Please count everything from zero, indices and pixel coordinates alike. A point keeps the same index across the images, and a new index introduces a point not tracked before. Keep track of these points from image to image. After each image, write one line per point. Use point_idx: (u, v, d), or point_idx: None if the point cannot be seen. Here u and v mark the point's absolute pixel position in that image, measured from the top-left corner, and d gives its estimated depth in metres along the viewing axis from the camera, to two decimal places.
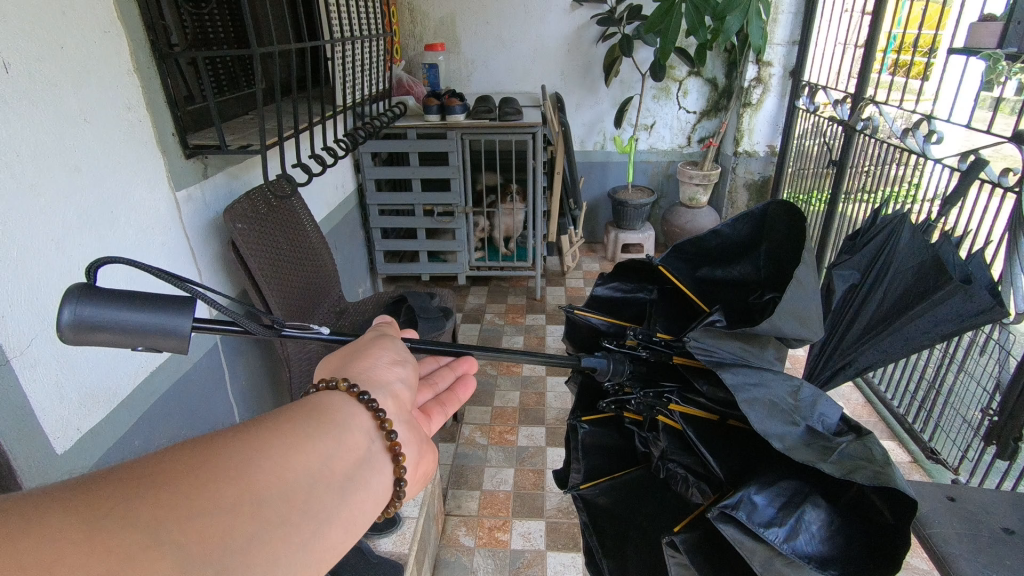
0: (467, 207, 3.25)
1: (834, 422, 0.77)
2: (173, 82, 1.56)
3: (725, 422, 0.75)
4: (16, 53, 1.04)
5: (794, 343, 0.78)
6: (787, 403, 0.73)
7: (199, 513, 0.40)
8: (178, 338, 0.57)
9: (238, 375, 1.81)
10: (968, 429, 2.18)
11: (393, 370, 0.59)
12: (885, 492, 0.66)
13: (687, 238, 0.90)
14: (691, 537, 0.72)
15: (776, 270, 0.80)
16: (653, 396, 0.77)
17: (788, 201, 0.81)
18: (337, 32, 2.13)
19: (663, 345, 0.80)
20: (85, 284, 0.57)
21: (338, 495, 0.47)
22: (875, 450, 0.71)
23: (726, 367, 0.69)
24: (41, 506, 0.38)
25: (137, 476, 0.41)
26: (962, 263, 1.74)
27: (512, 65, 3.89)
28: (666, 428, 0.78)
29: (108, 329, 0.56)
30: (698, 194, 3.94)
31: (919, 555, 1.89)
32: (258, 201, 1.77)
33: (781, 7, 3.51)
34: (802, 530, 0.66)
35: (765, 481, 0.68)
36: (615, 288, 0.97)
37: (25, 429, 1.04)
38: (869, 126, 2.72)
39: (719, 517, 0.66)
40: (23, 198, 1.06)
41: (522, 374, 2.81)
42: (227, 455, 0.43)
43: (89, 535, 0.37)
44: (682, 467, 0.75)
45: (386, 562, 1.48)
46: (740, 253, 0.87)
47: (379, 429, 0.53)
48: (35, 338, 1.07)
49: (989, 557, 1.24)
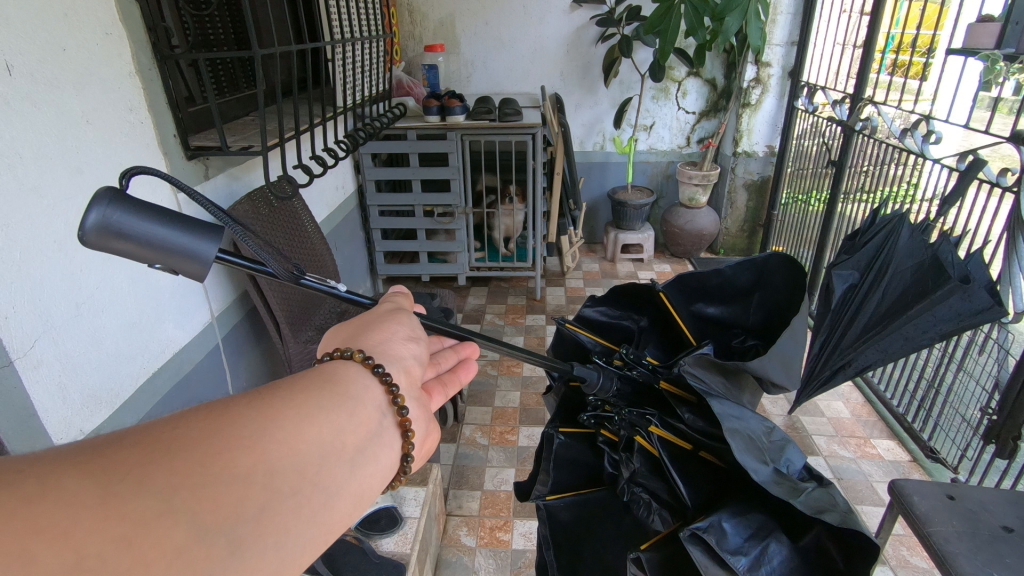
0: (467, 207, 3.26)
1: (798, 469, 0.77)
2: (175, 83, 1.56)
3: (698, 453, 0.75)
4: (18, 54, 1.05)
5: (769, 389, 0.79)
6: (762, 439, 0.73)
7: (212, 480, 0.38)
8: (200, 264, 0.54)
9: (240, 375, 1.82)
10: (968, 429, 2.18)
11: (408, 346, 0.59)
12: (839, 536, 0.66)
13: (691, 270, 0.88)
14: (655, 556, 0.73)
15: (767, 325, 0.86)
16: (635, 414, 0.79)
17: (794, 259, 0.84)
18: (337, 33, 2.14)
19: (649, 368, 0.81)
20: (114, 188, 0.53)
21: (349, 467, 0.46)
22: (837, 500, 0.73)
23: (714, 398, 0.68)
24: (50, 471, 0.36)
25: (148, 442, 0.39)
26: (960, 262, 1.70)
27: (511, 66, 3.89)
28: (642, 452, 0.77)
29: (130, 239, 0.52)
30: (698, 194, 3.94)
31: (919, 554, 1.90)
32: (259, 202, 1.78)
33: (779, 7, 3.52)
34: (764, 564, 0.66)
35: (734, 510, 0.69)
36: (603, 312, 0.94)
37: (30, 428, 1.05)
38: (868, 126, 2.74)
39: (689, 538, 0.66)
40: (26, 199, 1.06)
41: (522, 375, 2.81)
42: (239, 424, 0.42)
43: (102, 500, 0.35)
44: (647, 491, 0.77)
45: (388, 562, 1.48)
46: (734, 295, 0.89)
47: (390, 405, 0.53)
48: (38, 340, 1.07)
49: (989, 556, 1.24)
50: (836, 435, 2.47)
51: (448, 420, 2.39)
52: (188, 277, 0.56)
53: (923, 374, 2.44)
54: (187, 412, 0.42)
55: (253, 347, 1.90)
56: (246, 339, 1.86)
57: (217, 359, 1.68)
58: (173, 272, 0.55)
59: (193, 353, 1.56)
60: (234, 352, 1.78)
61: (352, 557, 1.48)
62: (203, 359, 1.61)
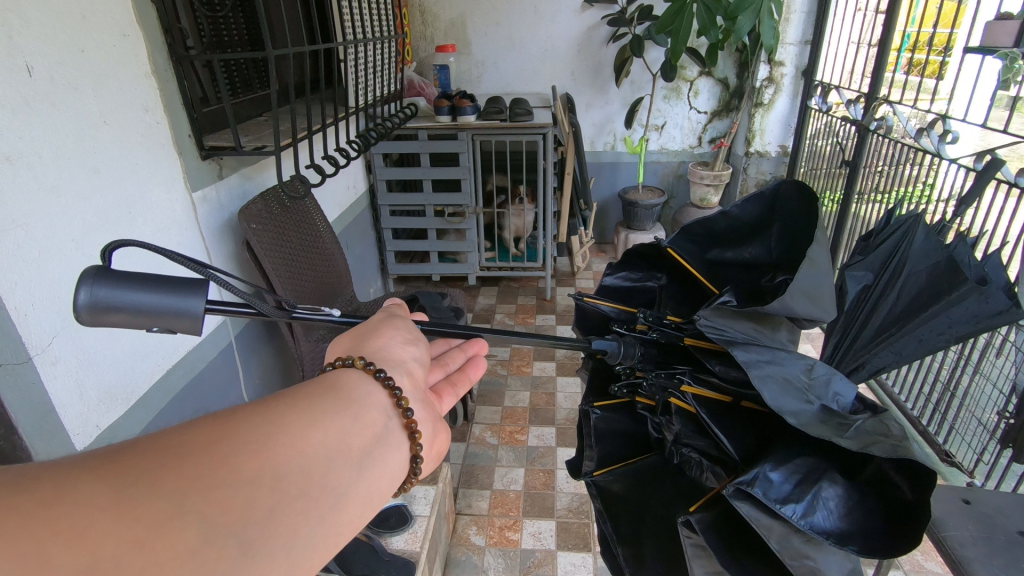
0: (477, 207, 3.26)
1: (848, 401, 0.77)
2: (190, 84, 1.58)
3: (740, 404, 0.74)
4: (39, 56, 1.07)
5: (804, 325, 0.78)
6: (801, 382, 0.73)
7: (222, 483, 0.39)
8: (190, 319, 0.54)
9: (252, 374, 1.83)
10: (984, 432, 2.15)
11: (407, 349, 0.60)
12: (902, 465, 0.66)
13: (696, 219, 0.90)
14: (708, 517, 0.70)
15: (791, 251, 0.80)
16: (665, 376, 0.80)
17: (800, 180, 0.79)
18: (350, 33, 2.16)
19: (673, 328, 0.82)
20: (100, 265, 0.54)
21: (355, 470, 0.47)
22: (891, 429, 0.72)
23: (737, 345, 0.69)
24: (67, 474, 0.37)
25: (159, 448, 0.39)
26: (978, 262, 1.72)
27: (522, 67, 3.90)
28: (679, 412, 0.77)
29: (124, 309, 0.53)
30: (709, 194, 3.93)
31: (933, 560, 1.88)
32: (272, 202, 1.80)
33: (792, 7, 3.49)
34: (820, 507, 0.65)
35: (781, 457, 0.67)
36: (625, 277, 0.98)
37: (48, 424, 1.06)
38: (882, 126, 2.71)
39: (735, 494, 0.64)
40: (44, 198, 1.08)
41: (531, 375, 2.81)
42: (245, 430, 0.42)
43: (116, 501, 0.36)
44: (697, 451, 0.74)
45: (397, 560, 1.49)
46: (751, 235, 0.86)
47: (395, 407, 0.53)
48: (57, 337, 1.09)
49: (1005, 560, 1.22)
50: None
51: (458, 420, 2.39)
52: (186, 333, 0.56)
53: (939, 377, 2.41)
54: (197, 421, 0.42)
55: (264, 344, 1.92)
56: (258, 336, 1.88)
57: (230, 358, 1.70)
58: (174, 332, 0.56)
59: (207, 351, 1.58)
60: (246, 350, 1.80)
61: (362, 554, 1.49)
62: (216, 357, 1.63)
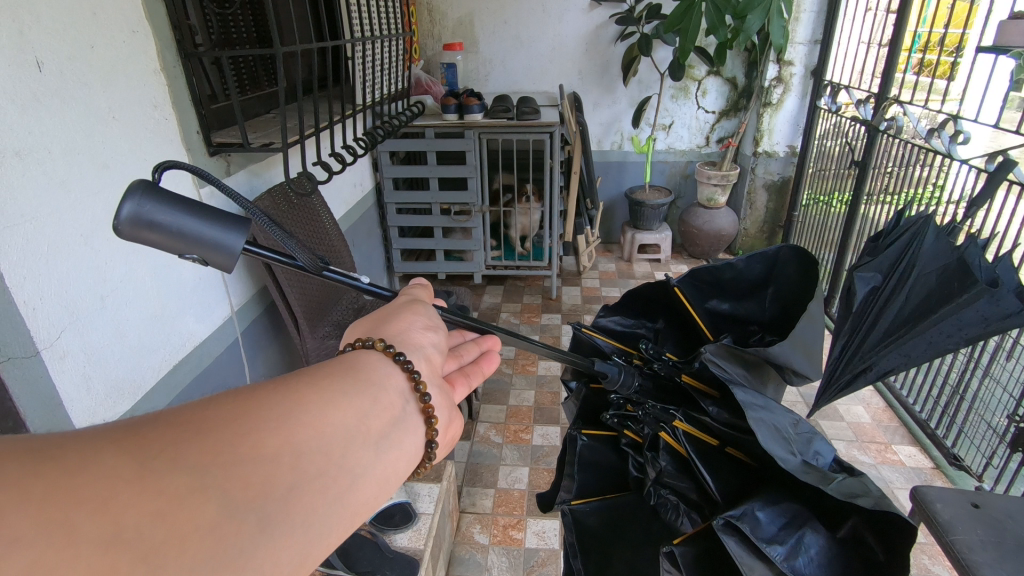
0: (484, 206, 3.26)
1: (827, 462, 0.76)
2: (198, 81, 1.58)
3: (724, 449, 0.75)
4: (49, 51, 1.07)
5: (793, 380, 0.78)
6: (788, 432, 0.72)
7: (243, 459, 0.38)
8: (231, 255, 0.55)
9: (258, 367, 1.84)
10: (993, 436, 2.13)
11: (426, 336, 0.59)
12: (874, 522, 0.65)
13: (706, 264, 0.88)
14: (691, 552, 0.68)
15: (783, 314, 0.85)
16: (660, 408, 0.78)
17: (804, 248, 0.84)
18: (358, 31, 2.16)
19: (670, 363, 0.83)
20: (146, 178, 0.53)
21: (374, 451, 0.46)
22: (871, 487, 0.70)
23: (736, 385, 0.69)
24: (88, 443, 0.36)
25: (181, 421, 0.39)
26: (988, 265, 1.68)
27: (529, 65, 3.89)
28: (668, 449, 0.76)
29: (165, 229, 0.53)
30: (717, 194, 3.90)
31: (941, 564, 1.86)
32: (280, 198, 1.81)
33: (802, 6, 3.46)
34: (802, 552, 0.64)
35: (768, 499, 0.67)
36: (619, 320, 0.94)
37: (55, 417, 1.07)
38: (892, 126, 2.69)
39: (724, 526, 0.64)
40: (53, 193, 1.08)
41: (536, 374, 2.81)
42: (265, 408, 0.42)
43: (139, 475, 0.36)
44: (674, 493, 0.76)
45: (401, 557, 1.50)
46: (749, 292, 0.88)
47: (413, 392, 0.53)
48: (64, 331, 1.10)
49: (1014, 565, 1.21)
50: (857, 440, 2.44)
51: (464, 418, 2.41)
52: (217, 267, 0.56)
53: (947, 380, 2.39)
54: (219, 395, 0.42)
55: (271, 339, 1.92)
56: (264, 330, 1.88)
57: (236, 353, 1.70)
58: (203, 262, 0.56)
59: (212, 345, 1.58)
60: (253, 346, 1.81)
61: (368, 551, 1.50)
62: (222, 352, 1.63)
